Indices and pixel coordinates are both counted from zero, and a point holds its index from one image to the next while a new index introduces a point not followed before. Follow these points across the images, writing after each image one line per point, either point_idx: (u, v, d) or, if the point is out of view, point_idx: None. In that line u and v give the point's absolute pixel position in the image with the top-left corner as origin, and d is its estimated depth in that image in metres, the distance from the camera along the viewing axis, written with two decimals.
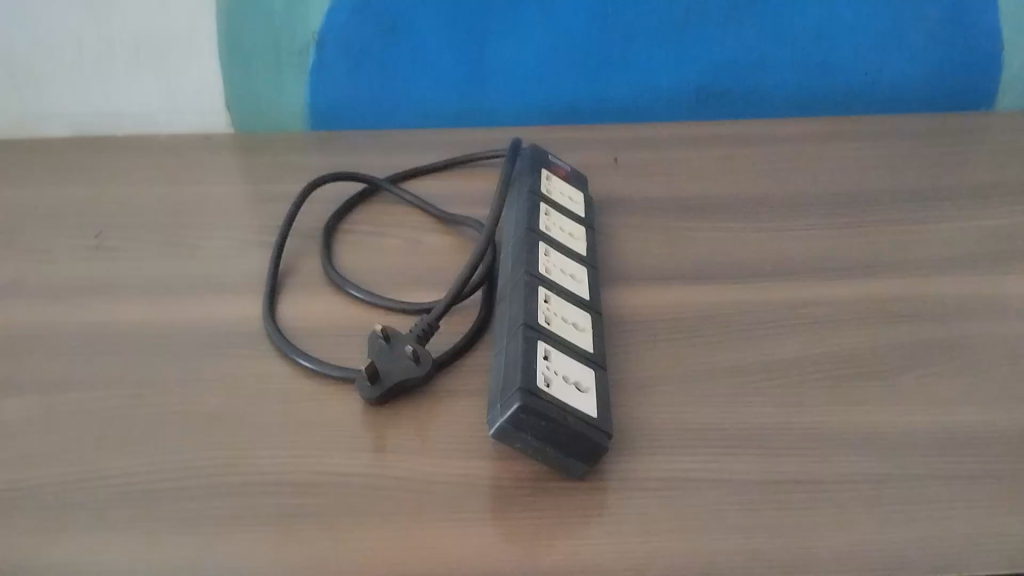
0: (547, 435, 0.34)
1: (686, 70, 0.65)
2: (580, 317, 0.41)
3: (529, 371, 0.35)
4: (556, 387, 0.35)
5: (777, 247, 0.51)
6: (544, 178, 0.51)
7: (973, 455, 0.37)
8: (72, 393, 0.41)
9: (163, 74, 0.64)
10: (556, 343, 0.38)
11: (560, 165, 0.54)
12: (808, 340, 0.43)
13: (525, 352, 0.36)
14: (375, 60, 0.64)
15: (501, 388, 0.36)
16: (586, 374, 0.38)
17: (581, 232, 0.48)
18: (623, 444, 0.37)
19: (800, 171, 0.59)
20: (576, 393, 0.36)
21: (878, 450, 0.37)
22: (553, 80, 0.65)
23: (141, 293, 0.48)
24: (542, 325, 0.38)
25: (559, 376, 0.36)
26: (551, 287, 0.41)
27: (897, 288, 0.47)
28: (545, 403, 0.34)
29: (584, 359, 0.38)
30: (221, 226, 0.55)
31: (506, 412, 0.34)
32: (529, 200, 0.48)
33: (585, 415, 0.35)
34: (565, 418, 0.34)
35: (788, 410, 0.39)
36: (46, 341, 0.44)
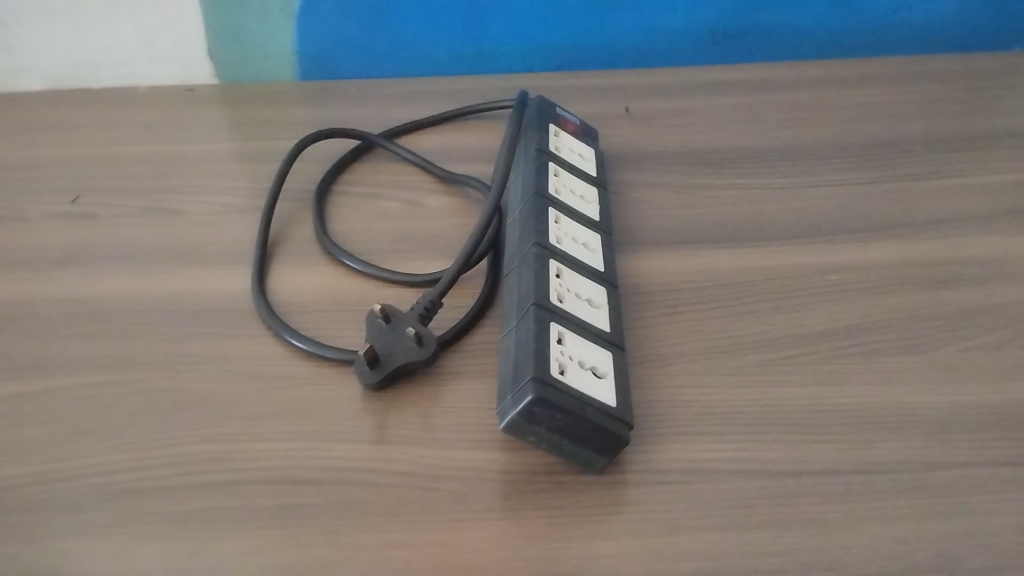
0: (563, 429, 0.31)
1: (701, 10, 0.60)
2: (595, 292, 0.38)
3: (542, 358, 0.32)
4: (571, 375, 0.32)
5: (802, 205, 0.47)
6: (552, 135, 0.47)
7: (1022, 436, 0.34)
8: (50, 379, 0.38)
9: (140, 21, 0.60)
10: (570, 323, 0.35)
11: (568, 118, 0.50)
12: (839, 310, 0.40)
13: (536, 337, 0.33)
14: (368, 3, 0.59)
15: (511, 375, 0.33)
16: (603, 358, 0.35)
17: (593, 194, 0.45)
18: (644, 430, 0.35)
19: (824, 119, 0.55)
20: (593, 380, 0.33)
21: (920, 434, 0.34)
22: (558, 22, 0.61)
23: (121, 265, 0.45)
24: (554, 304, 0.35)
25: (574, 361, 0.33)
26: (563, 258, 0.38)
27: (933, 249, 0.44)
28: (559, 396, 0.31)
29: (600, 340, 0.35)
30: (208, 189, 0.51)
31: (517, 404, 0.31)
32: (537, 159, 0.44)
33: (603, 404, 0.32)
34: (582, 410, 0.31)
35: (820, 389, 0.36)
36: (23, 318, 0.41)
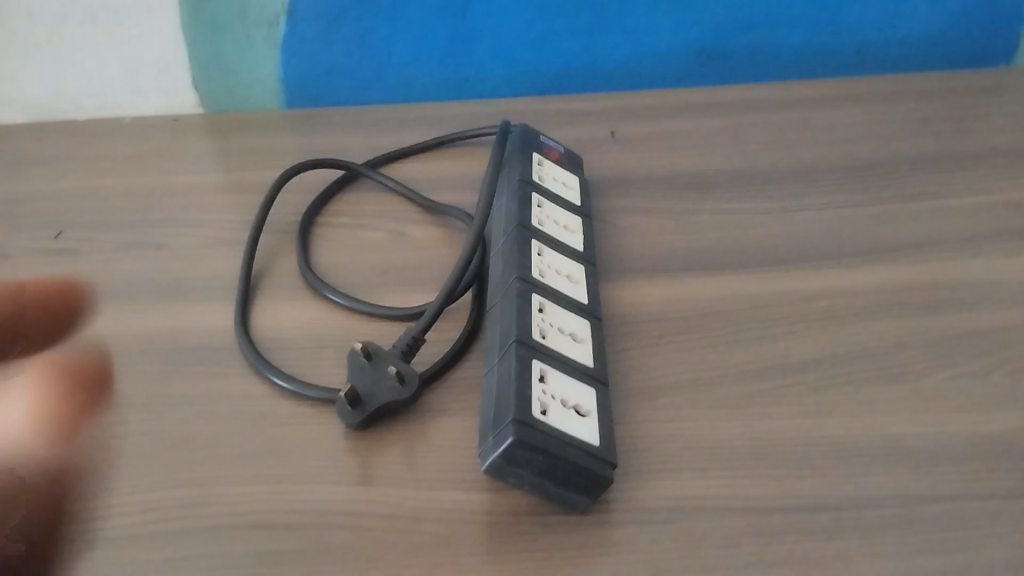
0: (545, 470, 0.31)
1: (685, 32, 0.60)
2: (578, 326, 0.38)
3: (523, 398, 0.32)
4: (553, 414, 0.32)
5: (788, 229, 0.47)
6: (536, 164, 0.47)
7: (1011, 466, 0.34)
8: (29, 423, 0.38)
9: (124, 52, 0.59)
10: (553, 360, 0.35)
11: (552, 146, 0.50)
12: (826, 337, 0.40)
13: (518, 375, 0.33)
14: (351, 31, 0.59)
15: (492, 415, 0.32)
16: (586, 395, 0.34)
17: (577, 224, 0.45)
18: (629, 467, 0.34)
19: (810, 140, 0.55)
20: (576, 418, 0.33)
21: (908, 466, 0.34)
22: (543, 47, 0.60)
23: (103, 302, 0.44)
24: (537, 340, 0.35)
25: (556, 400, 0.33)
26: (545, 291, 0.38)
27: (920, 273, 0.44)
28: (541, 437, 0.31)
29: (584, 377, 0.35)
30: (192, 222, 0.51)
31: (498, 446, 0.31)
32: (520, 189, 0.44)
33: (586, 443, 0.32)
34: (564, 450, 0.31)
35: (807, 421, 0.36)
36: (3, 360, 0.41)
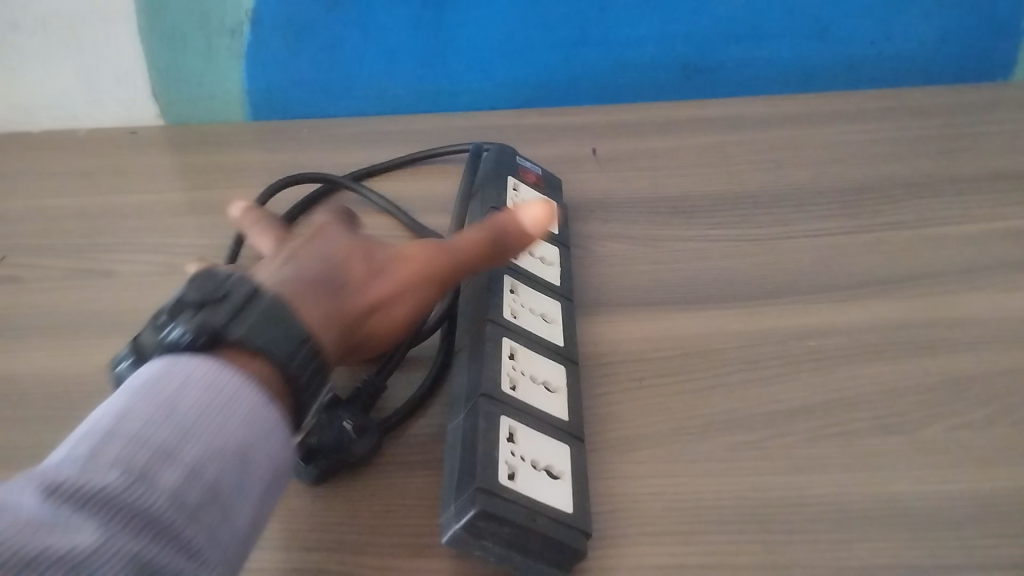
0: (512, 541, 0.29)
1: (671, 43, 0.57)
2: (552, 374, 0.36)
3: (489, 463, 0.30)
4: (522, 478, 0.30)
5: (777, 259, 0.45)
6: (511, 190, 0.46)
7: (1016, 532, 0.31)
8: None
9: (79, 61, 0.56)
10: (522, 416, 0.33)
11: (529, 169, 0.48)
12: (817, 382, 0.37)
13: (484, 434, 0.31)
14: (320, 40, 0.55)
15: (455, 481, 0.30)
16: (558, 453, 0.33)
17: (552, 255, 0.44)
18: (607, 532, 0.32)
19: (800, 159, 0.52)
20: (546, 481, 0.31)
21: (905, 531, 0.31)
22: (521, 59, 0.57)
23: (45, 336, 0.42)
24: (504, 393, 0.33)
25: (525, 461, 0.31)
26: (517, 337, 0.37)
27: (916, 309, 0.41)
28: (506, 508, 0.29)
29: (556, 431, 0.34)
30: (147, 247, 0.48)
31: (460, 518, 0.29)
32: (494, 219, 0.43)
33: (556, 509, 0.30)
34: (532, 520, 0.29)
35: (797, 478, 0.33)
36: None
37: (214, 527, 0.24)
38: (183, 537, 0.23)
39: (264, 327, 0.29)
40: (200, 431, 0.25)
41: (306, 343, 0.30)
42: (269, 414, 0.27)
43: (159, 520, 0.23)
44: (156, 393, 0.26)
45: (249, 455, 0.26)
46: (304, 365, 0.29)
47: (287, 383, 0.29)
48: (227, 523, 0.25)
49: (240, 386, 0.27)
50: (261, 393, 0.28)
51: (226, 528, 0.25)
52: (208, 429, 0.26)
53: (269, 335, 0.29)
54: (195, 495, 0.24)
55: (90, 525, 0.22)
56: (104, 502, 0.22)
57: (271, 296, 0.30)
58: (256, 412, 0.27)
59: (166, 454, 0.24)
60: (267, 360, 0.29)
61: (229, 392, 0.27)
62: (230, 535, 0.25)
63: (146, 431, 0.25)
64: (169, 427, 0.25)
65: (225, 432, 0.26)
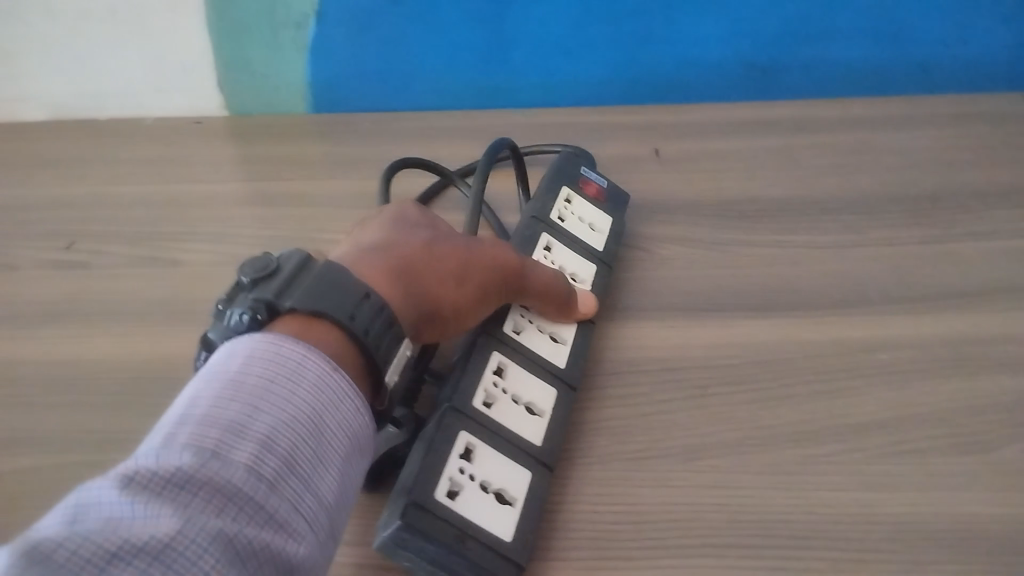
0: (435, 560, 0.28)
1: (738, 41, 0.55)
2: (539, 396, 0.36)
3: (432, 478, 0.30)
4: (463, 498, 0.30)
5: (846, 268, 0.43)
6: (561, 200, 0.45)
7: None
8: (32, 452, 0.37)
9: (147, 51, 0.55)
10: (486, 435, 0.33)
11: (591, 179, 0.47)
12: (888, 398, 0.36)
13: (437, 446, 0.31)
14: (382, 32, 0.55)
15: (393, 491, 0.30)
16: (518, 478, 0.32)
17: (587, 271, 0.42)
18: (669, 539, 0.32)
19: (869, 163, 0.51)
20: (490, 507, 0.31)
21: (982, 554, 0.30)
22: (583, 56, 0.56)
23: (111, 323, 0.43)
24: (474, 410, 0.33)
25: (474, 483, 0.31)
26: (510, 351, 0.36)
27: (992, 324, 0.40)
28: (430, 523, 0.28)
29: (525, 454, 0.33)
30: (210, 236, 0.48)
31: (384, 526, 0.28)
32: (531, 226, 0.43)
33: (490, 536, 0.30)
34: (462, 544, 0.29)
35: (868, 495, 0.33)
36: (9, 391, 0.40)
37: (297, 496, 0.25)
38: (269, 507, 0.23)
39: (327, 291, 0.29)
40: (270, 406, 0.26)
41: (377, 302, 0.30)
42: (336, 381, 0.28)
43: (244, 492, 0.23)
44: (220, 377, 0.26)
45: (319, 425, 0.26)
46: (373, 323, 0.30)
47: (361, 341, 0.29)
48: (310, 490, 0.25)
49: (305, 356, 0.27)
50: (326, 361, 0.28)
51: (309, 494, 0.25)
52: (280, 402, 0.26)
53: (332, 297, 0.29)
54: (273, 467, 0.24)
55: (177, 507, 0.22)
56: (190, 482, 0.22)
57: (330, 265, 0.31)
58: (325, 381, 0.27)
59: (240, 430, 0.24)
60: (334, 323, 0.29)
61: (295, 363, 0.27)
62: (313, 500, 0.25)
63: (216, 411, 0.25)
64: (240, 403, 0.25)
65: (296, 402, 0.26)
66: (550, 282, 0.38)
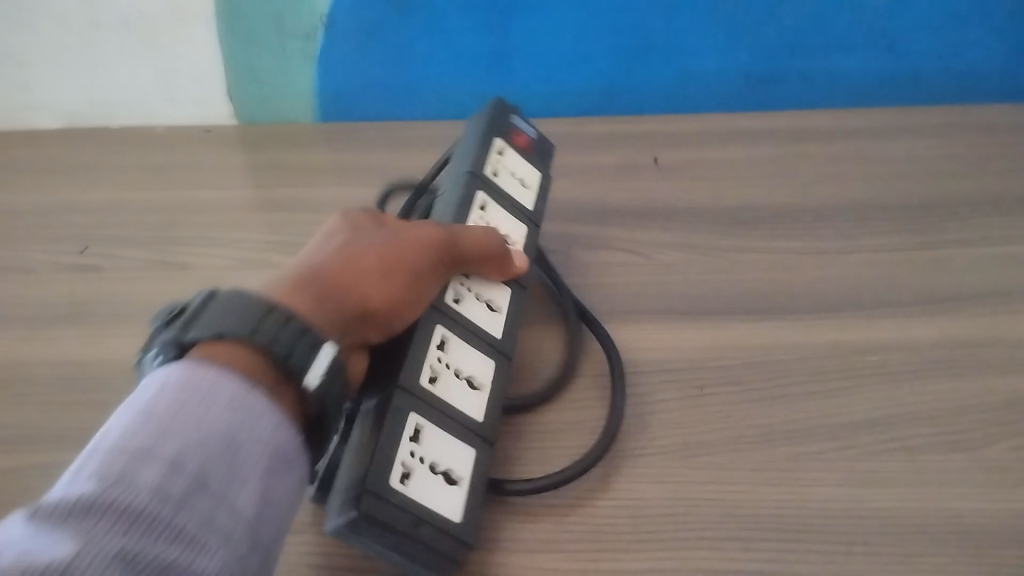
0: (392, 545, 0.28)
1: (736, 54, 0.56)
2: (481, 368, 0.35)
3: (384, 463, 0.29)
4: (414, 482, 0.30)
5: (840, 273, 0.45)
6: (494, 154, 0.44)
7: None
8: (52, 448, 0.38)
9: (159, 62, 0.57)
10: (434, 414, 0.32)
11: (521, 133, 0.46)
12: (881, 398, 0.38)
13: (386, 429, 0.30)
14: (387, 44, 0.56)
15: (341, 477, 0.29)
16: (461, 457, 0.32)
17: (520, 233, 0.42)
18: (668, 532, 0.33)
19: (863, 171, 0.52)
20: (440, 488, 0.31)
21: (968, 550, 0.31)
22: (585, 67, 0.57)
23: (124, 325, 0.44)
24: (422, 388, 0.32)
25: (423, 464, 0.31)
26: (450, 322, 0.35)
27: (983, 327, 0.41)
28: (388, 514, 0.28)
29: (466, 431, 0.33)
30: (219, 241, 0.50)
31: (335, 515, 0.28)
32: (467, 185, 0.41)
33: (443, 520, 0.30)
34: (415, 529, 0.29)
35: (860, 491, 0.34)
36: (24, 390, 0.41)
37: (212, 512, 0.23)
38: (179, 525, 0.22)
39: (226, 315, 0.28)
40: (176, 431, 0.24)
41: (286, 313, 0.28)
42: (252, 398, 0.26)
43: (149, 512, 0.22)
44: (130, 405, 0.25)
45: (237, 439, 0.25)
46: (295, 344, 0.28)
47: (276, 359, 0.27)
48: (224, 505, 0.24)
49: (214, 380, 0.26)
50: (243, 381, 0.26)
51: (224, 509, 0.24)
52: (194, 422, 0.25)
53: (231, 319, 0.27)
54: (184, 484, 0.23)
55: (79, 531, 0.20)
56: (92, 505, 0.21)
57: (230, 290, 0.29)
58: (238, 400, 0.26)
59: (147, 452, 0.23)
60: (236, 344, 0.27)
61: (203, 388, 0.25)
62: (228, 518, 0.23)
63: (124, 439, 0.23)
64: (150, 426, 0.24)
65: (210, 421, 0.25)
66: (483, 238, 0.36)
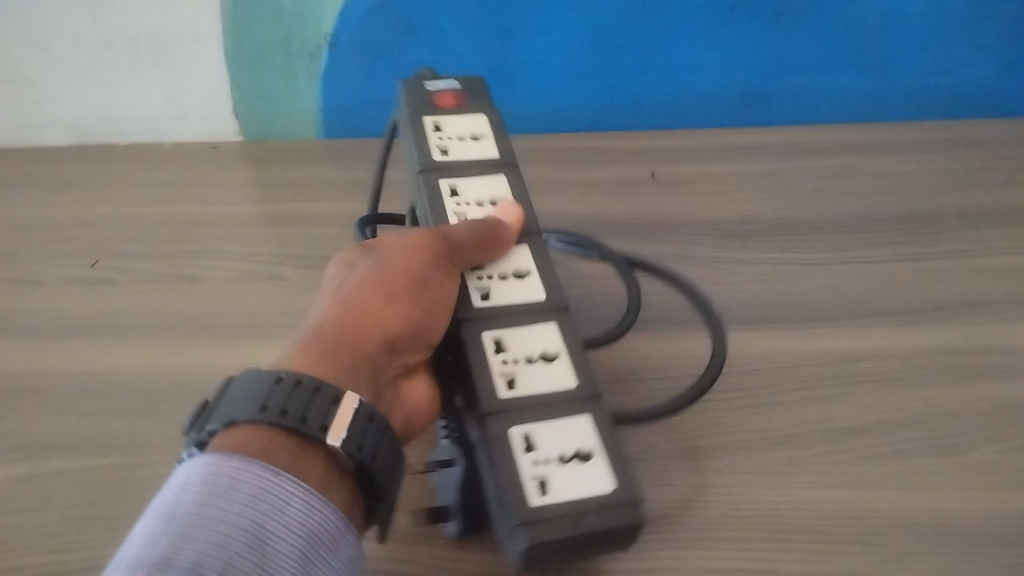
0: (571, 546, 0.29)
1: (731, 71, 0.57)
2: (549, 338, 0.35)
3: (517, 493, 0.30)
4: (553, 485, 0.30)
5: (833, 284, 0.46)
6: (431, 132, 0.43)
7: None
8: (76, 456, 0.40)
9: (168, 78, 0.58)
10: (530, 413, 0.32)
11: (442, 93, 0.45)
12: (873, 403, 0.39)
13: (500, 461, 0.31)
14: (393, 60, 0.57)
15: (494, 516, 0.31)
16: (577, 431, 0.32)
17: (501, 184, 0.42)
18: (671, 529, 0.34)
19: (855, 186, 0.53)
20: (579, 472, 0.31)
21: (960, 547, 0.33)
22: (584, 84, 0.58)
23: (136, 335, 0.46)
24: (505, 400, 0.33)
25: (552, 464, 0.31)
26: (495, 322, 0.35)
27: (972, 336, 0.42)
28: (552, 531, 0.29)
29: (568, 402, 0.33)
30: (227, 253, 0.51)
31: (513, 557, 0.29)
32: (426, 184, 0.41)
33: (600, 496, 0.30)
34: (581, 525, 0.29)
35: (855, 492, 0.35)
36: (45, 399, 0.42)
37: None
38: None
39: (237, 398, 0.29)
40: (200, 530, 0.26)
41: (292, 380, 0.30)
42: (276, 485, 0.28)
43: None
44: (157, 509, 0.27)
45: (259, 536, 0.27)
46: (308, 408, 0.29)
47: (292, 427, 0.29)
48: None
49: (238, 469, 0.27)
50: (265, 468, 0.28)
51: None
52: (215, 522, 0.26)
53: (243, 401, 0.29)
54: None
55: None
56: None
57: (239, 374, 0.30)
58: (260, 490, 0.27)
59: (167, 561, 0.25)
60: (252, 424, 0.29)
61: (225, 480, 0.27)
62: None
63: (148, 548, 0.25)
64: (171, 533, 0.26)
65: (231, 519, 0.26)
66: (474, 223, 0.36)
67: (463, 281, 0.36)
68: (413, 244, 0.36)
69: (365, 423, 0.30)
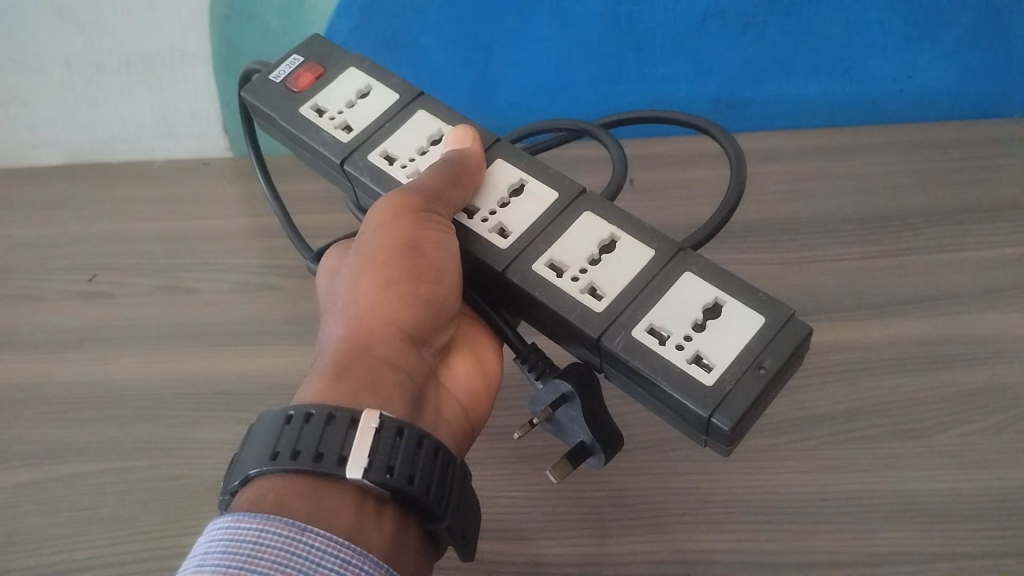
0: (761, 399, 0.32)
1: (704, 82, 0.56)
2: (598, 226, 0.38)
3: (686, 382, 0.33)
4: (713, 354, 0.33)
5: (805, 280, 0.48)
6: (327, 123, 0.42)
7: (1012, 523, 0.38)
8: (105, 462, 0.44)
9: (157, 98, 0.58)
10: (645, 307, 0.35)
11: (302, 77, 0.44)
12: (844, 392, 0.42)
13: (652, 363, 0.33)
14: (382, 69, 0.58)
15: (677, 418, 0.34)
16: (692, 293, 0.35)
17: (425, 118, 0.42)
18: (660, 511, 0.40)
19: (837, 179, 0.54)
20: (720, 326, 0.34)
21: (920, 523, 0.38)
22: (562, 94, 0.57)
23: (144, 348, 0.48)
24: (608, 312, 0.35)
25: (694, 337, 0.34)
26: (537, 248, 0.37)
27: (940, 327, 0.45)
28: (740, 398, 0.32)
29: (666, 271, 0.36)
30: (222, 263, 0.53)
31: (721, 444, 0.32)
32: (362, 166, 0.41)
33: (757, 338, 0.33)
34: (757, 372, 0.32)
35: (821, 477, 0.40)
36: (70, 411, 0.46)
37: None
38: None
39: (256, 447, 0.30)
40: None
41: (301, 416, 0.30)
42: (303, 543, 0.27)
43: None
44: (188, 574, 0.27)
45: None
46: (320, 442, 0.30)
47: (308, 469, 0.29)
48: None
49: (261, 530, 0.27)
50: (293, 523, 0.28)
51: None
52: None
53: (258, 450, 0.30)
54: None
55: None
56: None
57: (258, 418, 0.31)
58: (286, 550, 0.27)
59: None
60: (267, 474, 0.29)
61: (249, 541, 0.27)
62: None
63: None
64: None
65: None
66: (440, 173, 0.36)
67: (471, 229, 0.38)
68: (388, 220, 0.35)
69: (389, 443, 0.30)
